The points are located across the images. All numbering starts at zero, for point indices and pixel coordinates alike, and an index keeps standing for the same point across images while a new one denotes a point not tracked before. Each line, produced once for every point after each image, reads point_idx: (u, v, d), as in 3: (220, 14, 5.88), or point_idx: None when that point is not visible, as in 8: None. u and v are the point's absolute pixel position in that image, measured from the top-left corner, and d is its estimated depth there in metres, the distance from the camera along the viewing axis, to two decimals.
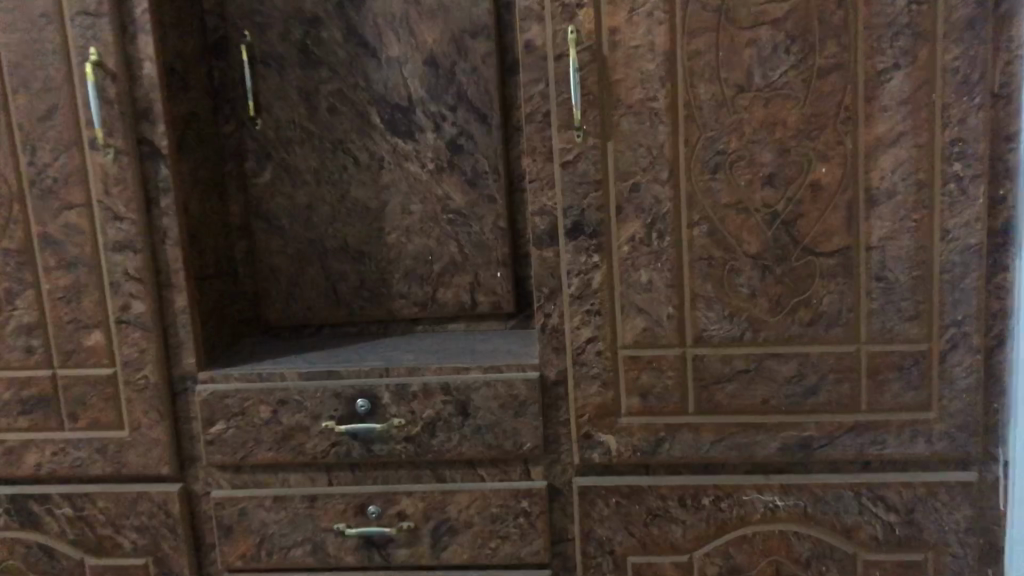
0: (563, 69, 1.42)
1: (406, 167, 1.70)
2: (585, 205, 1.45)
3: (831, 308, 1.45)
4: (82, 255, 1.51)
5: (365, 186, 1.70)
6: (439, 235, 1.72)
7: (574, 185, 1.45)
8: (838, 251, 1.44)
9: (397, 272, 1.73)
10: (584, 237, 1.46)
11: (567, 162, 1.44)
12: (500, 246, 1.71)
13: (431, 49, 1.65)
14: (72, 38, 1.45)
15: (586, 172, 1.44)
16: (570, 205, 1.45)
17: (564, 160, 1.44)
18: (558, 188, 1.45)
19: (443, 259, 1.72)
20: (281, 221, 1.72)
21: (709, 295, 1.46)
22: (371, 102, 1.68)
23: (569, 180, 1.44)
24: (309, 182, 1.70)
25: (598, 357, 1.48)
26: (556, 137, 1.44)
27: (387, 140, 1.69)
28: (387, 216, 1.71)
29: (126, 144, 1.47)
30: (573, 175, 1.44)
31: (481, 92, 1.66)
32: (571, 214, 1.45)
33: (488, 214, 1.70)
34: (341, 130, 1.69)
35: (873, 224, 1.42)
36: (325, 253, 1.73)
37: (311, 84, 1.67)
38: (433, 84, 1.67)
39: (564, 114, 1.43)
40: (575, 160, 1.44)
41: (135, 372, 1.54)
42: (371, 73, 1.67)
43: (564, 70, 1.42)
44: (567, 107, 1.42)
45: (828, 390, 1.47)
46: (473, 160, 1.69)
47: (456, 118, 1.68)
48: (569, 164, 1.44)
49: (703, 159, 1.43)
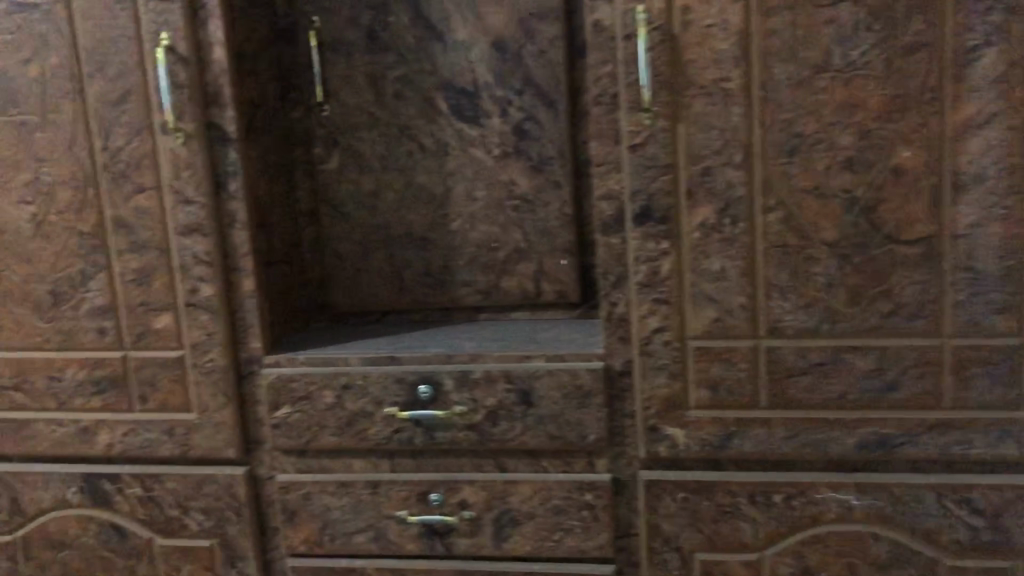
0: (632, 50, 1.38)
1: (472, 152, 1.67)
2: (654, 190, 1.41)
3: (914, 299, 1.38)
4: (153, 238, 1.53)
5: (430, 172, 1.69)
6: (504, 222, 1.69)
7: (643, 169, 1.40)
8: (922, 239, 1.36)
9: (462, 259, 1.71)
10: (652, 223, 1.42)
11: (636, 145, 1.40)
12: (566, 233, 1.67)
13: (497, 32, 1.63)
14: (145, 23, 1.47)
15: (655, 156, 1.40)
16: (638, 190, 1.41)
17: (633, 143, 1.40)
18: (625, 173, 1.42)
19: (508, 246, 1.70)
20: (347, 207, 1.72)
21: (784, 284, 1.40)
22: (437, 88, 1.66)
23: (637, 164, 1.40)
24: (375, 168, 1.70)
25: (666, 347, 1.44)
26: (623, 121, 1.40)
27: (452, 126, 1.67)
28: (452, 202, 1.69)
29: (196, 128, 1.49)
30: (642, 159, 1.40)
31: (548, 76, 1.63)
32: (639, 199, 1.41)
33: (554, 201, 1.67)
34: (407, 115, 1.68)
35: (960, 211, 1.35)
36: (391, 239, 1.72)
37: (377, 69, 1.67)
38: (500, 68, 1.64)
39: (632, 96, 1.39)
40: (643, 144, 1.40)
41: (203, 355, 1.55)
42: (437, 58, 1.65)
43: (634, 51, 1.38)
44: (636, 90, 1.38)
45: (910, 385, 1.40)
46: (539, 145, 1.65)
47: (523, 102, 1.65)
48: (638, 148, 1.40)
49: (778, 143, 1.37)
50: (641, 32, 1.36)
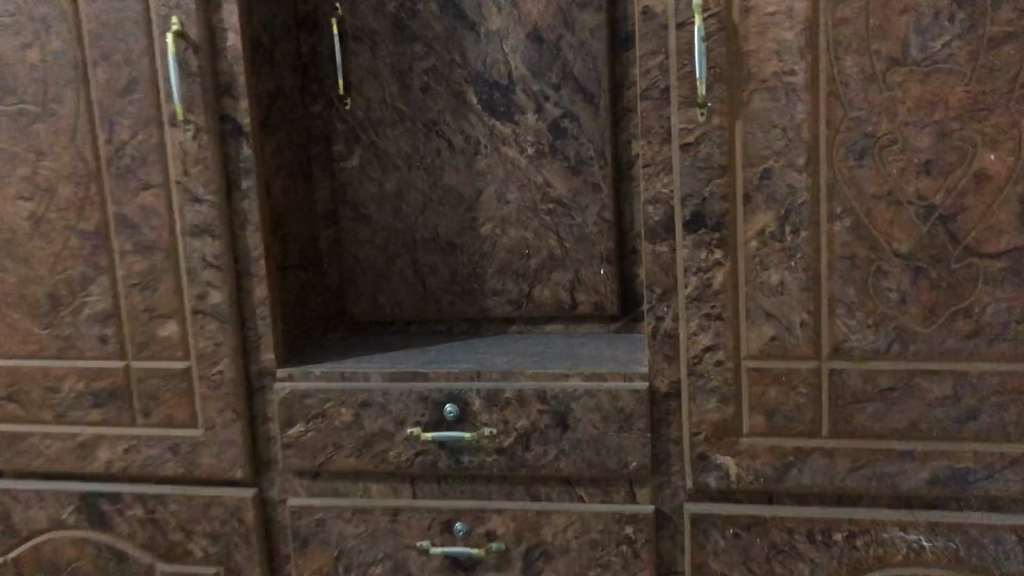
0: (686, 38, 1.24)
1: (504, 151, 1.55)
2: (708, 194, 1.27)
3: (996, 319, 1.24)
4: (159, 240, 1.41)
5: (459, 173, 1.56)
6: (537, 227, 1.56)
7: (696, 171, 1.27)
8: (1007, 252, 1.22)
9: (491, 267, 1.59)
10: (705, 231, 1.28)
11: (688, 144, 1.27)
12: (605, 240, 1.54)
13: (534, 21, 1.50)
14: (153, 6, 1.35)
15: (710, 156, 1.26)
16: (690, 194, 1.28)
17: (685, 142, 1.27)
18: (676, 174, 1.28)
19: (542, 254, 1.57)
20: (369, 209, 1.59)
21: (851, 300, 1.27)
22: (468, 81, 1.53)
23: (690, 165, 1.27)
24: (400, 168, 1.58)
25: (718, 368, 1.31)
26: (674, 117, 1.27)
27: (483, 123, 1.55)
28: (483, 206, 1.57)
29: (207, 121, 1.37)
30: (695, 160, 1.27)
31: (589, 70, 1.50)
32: (690, 204, 1.28)
33: (593, 205, 1.54)
34: (435, 111, 1.55)
35: None
36: (416, 244, 1.60)
37: (404, 60, 1.54)
38: (536, 61, 1.51)
39: (686, 90, 1.26)
40: (697, 143, 1.26)
41: (211, 367, 1.43)
42: (468, 49, 1.53)
43: (688, 39, 1.24)
44: (690, 82, 1.25)
45: (989, 414, 1.26)
46: (578, 145, 1.53)
47: (560, 98, 1.52)
48: (691, 147, 1.27)
49: (847, 144, 1.23)
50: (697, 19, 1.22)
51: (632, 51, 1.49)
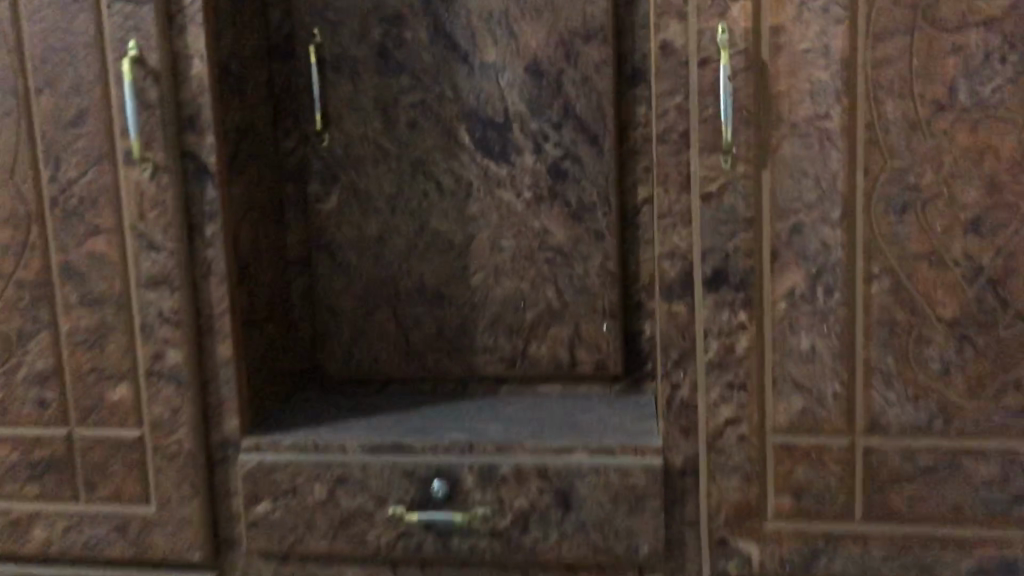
0: (710, 76, 1.11)
1: (498, 195, 1.41)
2: (732, 249, 1.14)
3: None
4: (110, 292, 1.25)
5: (448, 217, 1.42)
6: (534, 277, 1.42)
7: (719, 224, 1.13)
8: None
9: (482, 320, 1.43)
10: (728, 291, 1.15)
11: (711, 195, 1.13)
12: (608, 293, 1.41)
13: (533, 54, 1.36)
14: (108, 29, 1.20)
15: (735, 208, 1.13)
16: (712, 249, 1.14)
17: (706, 191, 1.13)
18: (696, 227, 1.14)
19: (539, 307, 1.42)
20: (347, 255, 1.44)
21: (888, 370, 1.14)
22: (460, 117, 1.39)
23: (712, 218, 1.13)
24: (382, 211, 1.43)
25: (740, 443, 1.18)
26: (695, 163, 1.13)
27: (476, 163, 1.40)
28: (473, 254, 1.42)
29: (167, 159, 1.21)
30: (718, 212, 1.13)
31: (592, 107, 1.37)
32: (712, 261, 1.14)
33: (595, 255, 1.40)
34: (422, 149, 1.41)
35: None
36: (399, 295, 1.44)
37: (388, 93, 1.40)
38: (534, 96, 1.38)
39: (709, 133, 1.12)
40: (720, 193, 1.13)
41: (167, 435, 1.26)
42: (460, 82, 1.39)
43: (712, 77, 1.11)
44: (713, 125, 1.12)
45: None
46: (580, 189, 1.39)
47: (561, 138, 1.38)
48: (713, 198, 1.13)
49: (887, 197, 1.11)
50: (722, 56, 1.10)
51: (640, 88, 1.37)
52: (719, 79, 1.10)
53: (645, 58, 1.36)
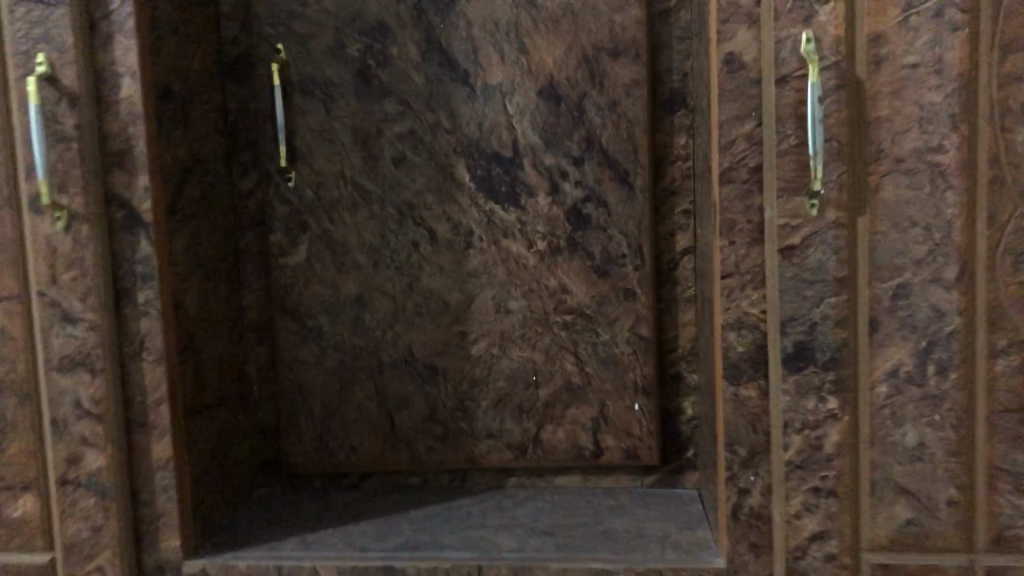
0: (792, 99, 0.88)
1: (505, 245, 1.15)
2: (819, 317, 0.90)
3: None
4: (11, 376, 0.96)
5: (444, 273, 1.15)
6: (549, 345, 1.15)
7: (802, 286, 0.89)
8: None
9: (485, 399, 1.16)
10: (815, 370, 0.90)
11: (791, 248, 0.89)
12: (641, 365, 1.14)
13: (549, 73, 1.11)
14: (10, 39, 0.93)
15: (823, 265, 0.89)
16: (793, 317, 0.90)
17: (786, 244, 0.89)
18: (771, 289, 0.91)
19: (555, 383, 1.16)
20: (318, 320, 1.17)
21: (1020, 471, 0.89)
22: (458, 151, 1.14)
23: (794, 277, 0.89)
24: (362, 266, 1.16)
25: (830, 565, 0.92)
26: (771, 208, 0.89)
27: (477, 206, 1.14)
28: (474, 317, 1.15)
29: (86, 204, 0.94)
30: (801, 271, 0.89)
31: (621, 138, 1.11)
32: (794, 331, 0.90)
33: (625, 318, 1.14)
34: (411, 190, 1.14)
35: None
36: (382, 369, 1.17)
37: (369, 122, 1.13)
38: (550, 125, 1.12)
39: (789, 171, 0.88)
40: (804, 246, 0.89)
41: (84, 562, 0.97)
42: (459, 109, 1.13)
43: (794, 100, 0.88)
44: (795, 161, 0.88)
45: None
46: (605, 238, 1.14)
47: (583, 175, 1.13)
48: (795, 252, 0.89)
49: (1016, 251, 0.87)
50: (811, 70, 0.86)
51: (679, 114, 1.12)
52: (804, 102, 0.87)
53: (685, 78, 1.11)
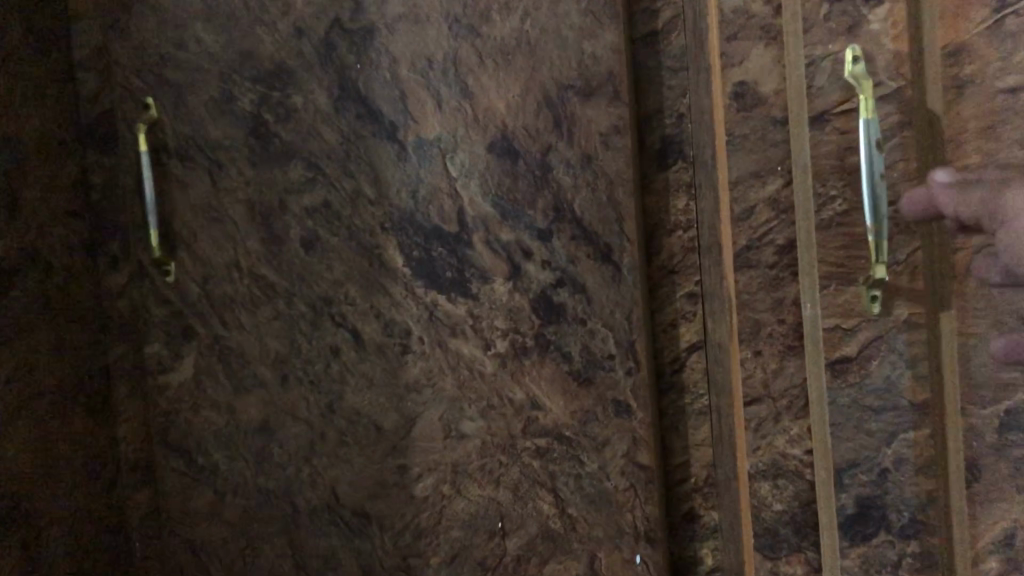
0: (834, 145, 0.62)
1: (454, 347, 0.86)
2: (889, 462, 0.63)
3: None
4: None
5: (374, 389, 0.87)
6: (518, 481, 0.86)
7: (861, 415, 0.64)
8: None
9: (435, 553, 0.88)
10: (886, 542, 0.64)
11: (845, 362, 0.64)
12: (643, 503, 0.85)
13: (501, 120, 0.83)
14: None
15: (892, 386, 0.62)
16: (852, 464, 0.66)
17: (837, 356, 0.65)
18: (817, 418, 0.67)
19: (528, 531, 0.86)
20: (212, 456, 0.90)
21: None
22: (386, 228, 0.85)
23: (850, 404, 0.65)
24: (267, 382, 0.88)
25: None
26: (812, 308, 0.66)
27: (414, 298, 0.86)
28: (417, 446, 0.87)
29: None
30: (861, 395, 0.64)
31: (599, 203, 0.83)
32: (855, 483, 0.66)
33: (617, 440, 0.85)
34: (328, 281, 0.87)
35: None
36: (298, 517, 0.89)
37: (268, 194, 0.86)
38: (506, 188, 0.83)
39: (839, 250, 0.63)
40: (862, 358, 0.63)
41: None
42: (384, 171, 0.85)
43: (838, 147, 0.62)
44: (844, 234, 0.63)
45: None
46: (585, 335, 0.84)
47: (551, 254, 0.84)
48: (850, 368, 0.64)
49: None
50: (862, 105, 0.60)
51: (675, 169, 0.85)
52: (849, 149, 0.61)
53: (681, 120, 0.84)
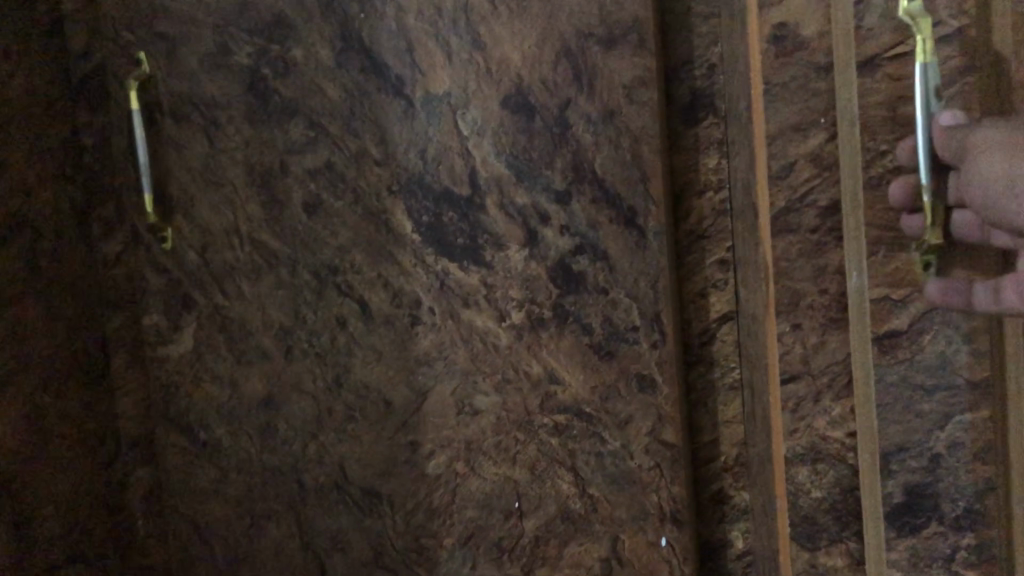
0: (886, 94, 0.57)
1: (467, 318, 0.81)
2: (942, 446, 0.58)
3: None
4: None
5: (382, 362, 0.82)
6: (535, 460, 0.81)
7: (909, 396, 0.58)
8: None
9: (448, 534, 0.83)
10: (938, 535, 0.59)
11: (895, 337, 0.58)
12: (669, 485, 0.79)
13: (517, 73, 0.76)
14: None
15: (946, 364, 0.57)
16: (901, 448, 0.59)
17: (887, 330, 0.58)
18: (864, 400, 0.60)
19: (546, 511, 0.82)
20: (215, 432, 0.86)
21: None
22: (394, 191, 0.80)
23: (900, 382, 0.59)
24: (270, 354, 0.84)
25: None
26: (861, 275, 0.58)
27: (424, 267, 0.80)
28: (429, 422, 0.82)
29: None
30: (912, 374, 0.58)
31: (623, 162, 0.76)
32: (905, 471, 0.59)
33: (641, 417, 0.79)
34: (332, 248, 0.81)
35: None
36: (304, 496, 0.85)
37: (268, 155, 0.81)
38: (521, 147, 0.77)
39: (890, 213, 0.58)
40: (914, 333, 0.58)
41: None
42: (391, 129, 0.79)
43: (889, 96, 0.57)
44: (894, 196, 0.57)
45: None
46: (608, 305, 0.78)
47: (570, 218, 0.78)
48: (900, 344, 0.58)
49: None
50: (919, 47, 0.54)
51: (706, 124, 0.78)
52: (904, 99, 0.56)
53: (713, 72, 0.77)
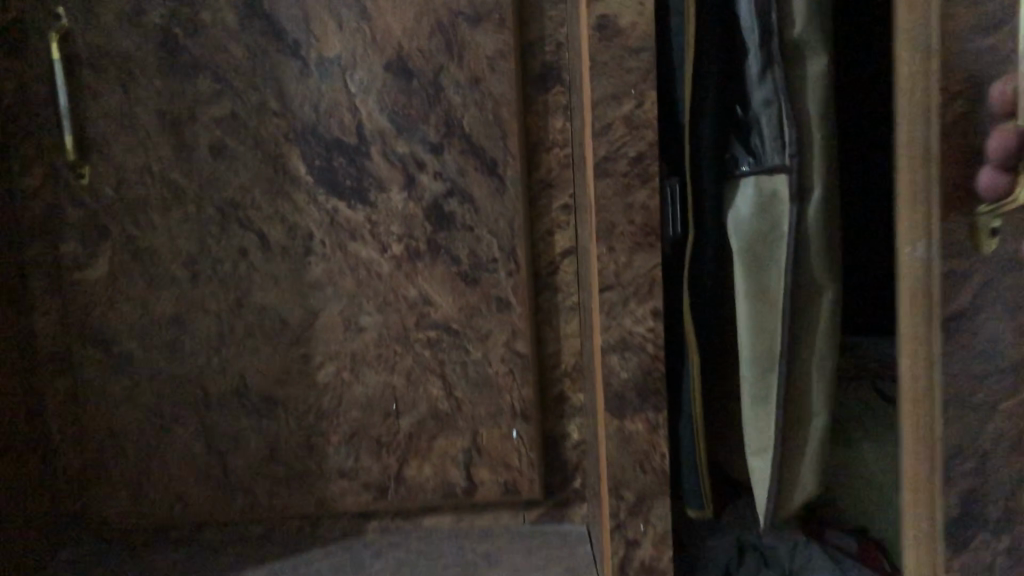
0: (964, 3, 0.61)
1: (353, 249, 0.95)
2: (993, 446, 0.65)
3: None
4: None
5: (279, 287, 0.96)
6: (409, 368, 0.97)
7: (970, 391, 0.65)
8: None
9: (334, 432, 0.98)
10: (983, 544, 0.66)
11: (955, 319, 0.64)
12: (520, 385, 0.97)
13: (398, 42, 0.91)
14: None
15: (998, 346, 0.65)
16: (958, 451, 0.65)
17: (949, 313, 0.64)
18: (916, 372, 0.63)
19: (418, 411, 0.98)
20: (127, 346, 0.97)
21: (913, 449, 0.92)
22: (290, 139, 0.93)
23: (957, 369, 0.64)
24: (178, 279, 0.96)
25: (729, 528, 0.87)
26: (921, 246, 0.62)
27: (317, 204, 0.95)
28: (319, 337, 0.97)
29: None
30: (968, 369, 0.65)
31: (486, 121, 0.93)
32: (962, 477, 0.65)
33: (498, 332, 0.97)
34: (235, 187, 0.94)
35: None
36: (208, 401, 0.98)
37: (178, 104, 0.93)
38: (403, 106, 0.92)
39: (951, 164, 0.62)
40: (970, 315, 0.65)
41: None
42: (288, 85, 0.92)
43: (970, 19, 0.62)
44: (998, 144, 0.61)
45: None
46: (472, 239, 0.95)
47: (442, 166, 0.94)
48: (958, 327, 0.64)
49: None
50: None
51: (554, 92, 0.94)
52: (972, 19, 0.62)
53: (560, 49, 0.94)
